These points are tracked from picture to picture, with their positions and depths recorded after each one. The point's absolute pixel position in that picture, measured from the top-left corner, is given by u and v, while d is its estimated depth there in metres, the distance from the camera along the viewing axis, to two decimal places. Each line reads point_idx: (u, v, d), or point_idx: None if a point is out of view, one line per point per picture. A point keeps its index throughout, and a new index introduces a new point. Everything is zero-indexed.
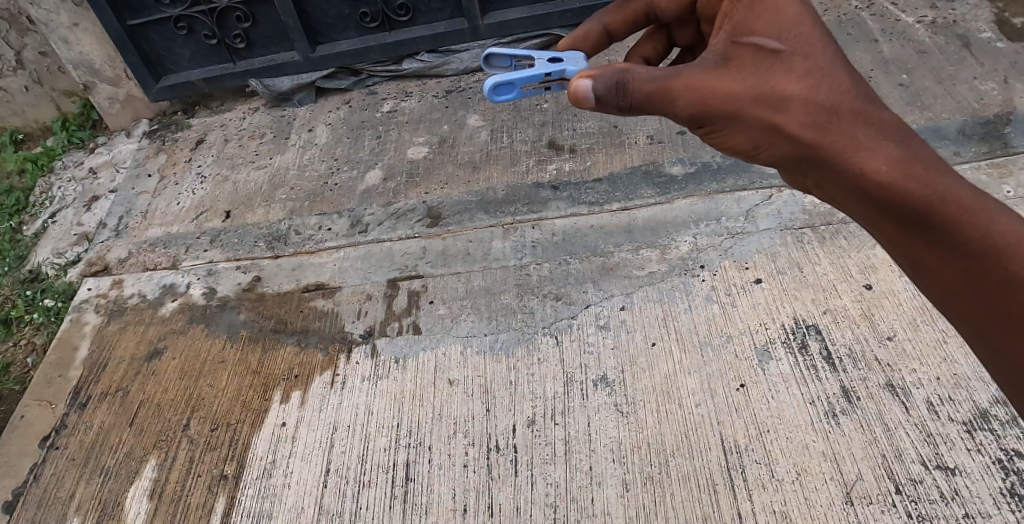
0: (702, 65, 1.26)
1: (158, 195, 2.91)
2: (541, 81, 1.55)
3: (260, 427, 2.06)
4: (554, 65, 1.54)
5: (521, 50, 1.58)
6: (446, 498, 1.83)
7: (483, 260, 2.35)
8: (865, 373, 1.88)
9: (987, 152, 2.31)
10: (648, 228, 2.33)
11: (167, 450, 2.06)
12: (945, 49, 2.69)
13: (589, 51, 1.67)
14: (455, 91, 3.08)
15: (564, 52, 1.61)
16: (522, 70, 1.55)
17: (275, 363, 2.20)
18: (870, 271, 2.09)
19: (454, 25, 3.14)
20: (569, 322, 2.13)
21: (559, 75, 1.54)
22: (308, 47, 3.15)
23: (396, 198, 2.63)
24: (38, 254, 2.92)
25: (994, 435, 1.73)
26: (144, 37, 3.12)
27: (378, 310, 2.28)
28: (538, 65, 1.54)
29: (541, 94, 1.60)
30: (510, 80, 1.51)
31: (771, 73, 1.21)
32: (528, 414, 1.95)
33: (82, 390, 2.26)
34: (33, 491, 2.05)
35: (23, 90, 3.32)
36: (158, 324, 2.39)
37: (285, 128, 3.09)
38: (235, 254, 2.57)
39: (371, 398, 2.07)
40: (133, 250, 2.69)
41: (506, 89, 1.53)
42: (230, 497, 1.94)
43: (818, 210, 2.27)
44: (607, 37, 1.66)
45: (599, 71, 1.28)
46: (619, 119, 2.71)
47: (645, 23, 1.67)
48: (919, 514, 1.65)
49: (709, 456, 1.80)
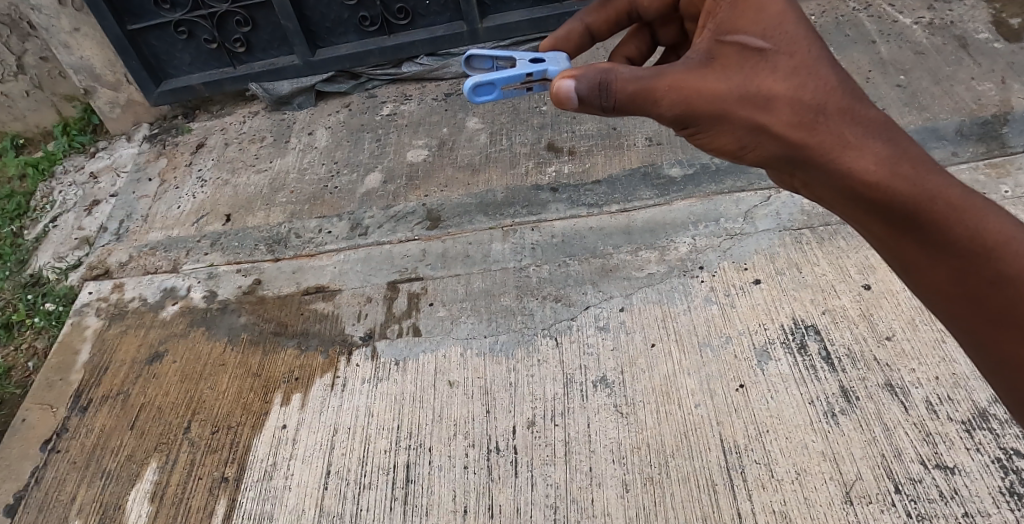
0: (687, 65, 1.27)
1: (158, 199, 2.92)
2: (523, 81, 1.56)
3: (261, 430, 2.07)
4: (535, 65, 1.55)
5: (501, 51, 1.59)
6: (447, 499, 1.84)
7: (483, 261, 2.36)
8: (864, 372, 1.89)
9: (985, 152, 2.32)
10: (647, 229, 2.34)
11: (168, 453, 2.07)
12: (942, 50, 2.70)
13: (572, 50, 1.68)
14: (454, 93, 3.09)
15: (547, 52, 1.62)
16: (504, 70, 1.55)
17: (276, 365, 2.21)
18: (869, 271, 2.09)
19: (453, 28, 3.15)
20: (569, 324, 2.14)
21: (540, 75, 1.56)
22: (307, 50, 3.16)
23: (395, 200, 2.64)
24: (39, 258, 2.92)
25: (993, 434, 1.73)
26: (144, 42, 3.13)
27: (378, 313, 2.29)
28: (519, 66, 1.55)
29: (523, 94, 1.61)
30: (490, 81, 1.52)
31: (756, 72, 1.21)
32: (528, 415, 1.96)
33: (83, 394, 2.27)
34: (34, 494, 2.06)
35: (24, 95, 3.34)
36: (159, 327, 2.40)
37: (285, 132, 3.10)
38: (235, 257, 2.58)
39: (371, 400, 2.07)
40: (134, 254, 2.69)
41: (486, 90, 1.54)
42: (231, 500, 1.94)
43: (817, 210, 2.28)
44: (589, 37, 1.67)
45: (581, 71, 1.28)
46: (618, 121, 2.72)
47: (628, 22, 1.68)
48: (918, 513, 1.65)
49: (709, 457, 1.80)
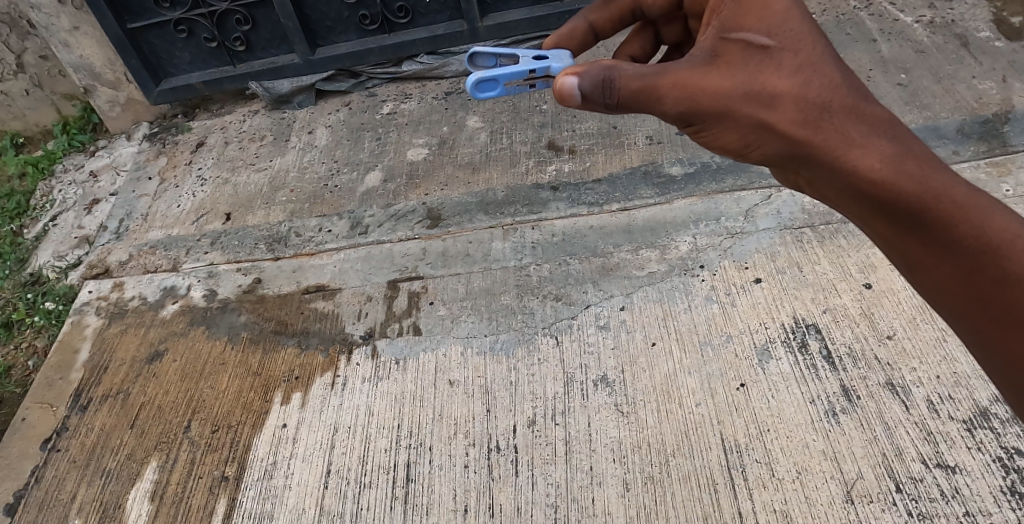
0: (691, 62, 1.26)
1: (158, 198, 2.91)
2: (525, 77, 1.55)
3: (261, 429, 2.06)
4: (539, 62, 1.55)
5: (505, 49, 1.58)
6: (447, 498, 1.84)
7: (483, 260, 2.36)
8: (865, 371, 1.89)
9: (986, 151, 2.32)
10: (647, 228, 2.34)
11: (168, 452, 2.07)
12: (943, 49, 2.69)
13: (575, 48, 1.68)
14: (454, 92, 3.08)
15: (550, 49, 1.62)
16: (506, 66, 1.55)
17: (276, 364, 2.21)
18: (870, 270, 2.09)
19: (454, 27, 3.14)
20: (569, 323, 2.13)
21: (544, 72, 1.55)
22: (308, 49, 3.15)
23: (396, 199, 2.64)
24: (39, 257, 2.92)
25: (994, 433, 1.73)
26: (144, 41, 3.13)
27: (378, 312, 2.29)
28: (523, 63, 1.55)
29: (524, 91, 1.61)
30: (493, 77, 1.51)
31: (761, 70, 1.21)
32: (528, 414, 1.95)
33: (83, 392, 2.27)
34: (34, 494, 2.06)
35: (23, 94, 3.33)
36: (159, 326, 2.40)
37: (286, 131, 3.09)
38: (235, 257, 2.57)
39: (372, 399, 2.07)
40: (134, 253, 2.69)
41: (489, 86, 1.53)
42: (231, 499, 1.94)
43: (818, 209, 2.27)
44: (593, 35, 1.67)
45: (585, 68, 1.28)
46: (618, 120, 2.72)
47: (631, 20, 1.67)
48: (919, 512, 1.65)
49: (709, 456, 1.80)
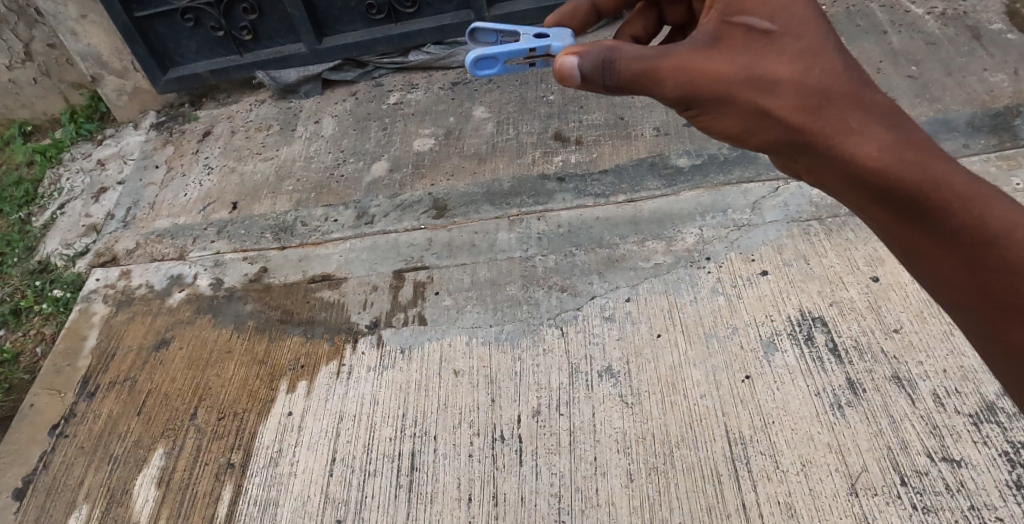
0: (690, 46, 1.27)
1: (165, 187, 2.92)
2: (525, 56, 1.55)
3: (267, 417, 2.07)
4: (540, 41, 1.54)
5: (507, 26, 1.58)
6: (452, 487, 1.84)
7: (489, 251, 2.36)
8: (871, 365, 1.88)
9: (997, 144, 2.29)
10: (654, 220, 2.33)
11: (174, 439, 2.08)
12: (954, 41, 2.67)
13: (577, 29, 1.66)
14: (461, 83, 3.07)
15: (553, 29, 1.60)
16: (506, 45, 1.55)
17: (282, 352, 2.22)
18: (877, 264, 2.08)
19: (460, 17, 3.13)
20: (575, 314, 2.13)
21: (544, 50, 1.54)
22: (315, 38, 3.16)
23: (402, 189, 2.63)
24: (47, 245, 2.93)
25: (1001, 427, 1.72)
26: (151, 29, 3.13)
27: (384, 301, 2.29)
28: (523, 41, 1.54)
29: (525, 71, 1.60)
30: (493, 55, 1.51)
31: (760, 55, 1.21)
32: (533, 405, 1.95)
33: (91, 379, 2.28)
34: (42, 479, 2.07)
35: (32, 82, 3.35)
36: (166, 314, 2.41)
37: (291, 120, 3.09)
38: (241, 245, 2.58)
39: (376, 388, 2.08)
40: (141, 241, 2.70)
41: (488, 64, 1.53)
42: (237, 486, 1.95)
43: (826, 202, 2.26)
44: (594, 14, 1.66)
45: (586, 48, 1.30)
46: (625, 111, 2.71)
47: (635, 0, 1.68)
48: (925, 505, 1.64)
49: (713, 448, 1.80)
